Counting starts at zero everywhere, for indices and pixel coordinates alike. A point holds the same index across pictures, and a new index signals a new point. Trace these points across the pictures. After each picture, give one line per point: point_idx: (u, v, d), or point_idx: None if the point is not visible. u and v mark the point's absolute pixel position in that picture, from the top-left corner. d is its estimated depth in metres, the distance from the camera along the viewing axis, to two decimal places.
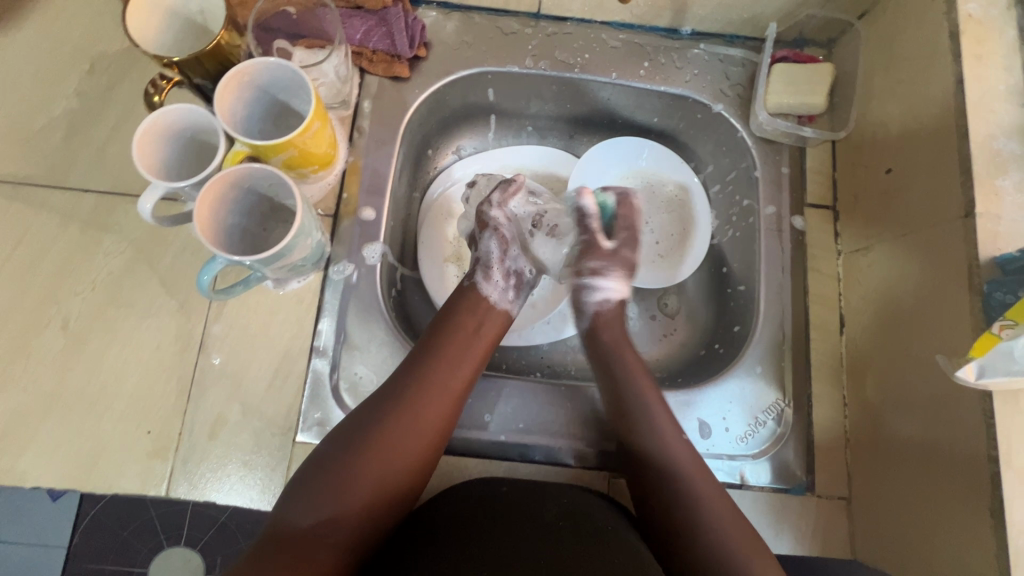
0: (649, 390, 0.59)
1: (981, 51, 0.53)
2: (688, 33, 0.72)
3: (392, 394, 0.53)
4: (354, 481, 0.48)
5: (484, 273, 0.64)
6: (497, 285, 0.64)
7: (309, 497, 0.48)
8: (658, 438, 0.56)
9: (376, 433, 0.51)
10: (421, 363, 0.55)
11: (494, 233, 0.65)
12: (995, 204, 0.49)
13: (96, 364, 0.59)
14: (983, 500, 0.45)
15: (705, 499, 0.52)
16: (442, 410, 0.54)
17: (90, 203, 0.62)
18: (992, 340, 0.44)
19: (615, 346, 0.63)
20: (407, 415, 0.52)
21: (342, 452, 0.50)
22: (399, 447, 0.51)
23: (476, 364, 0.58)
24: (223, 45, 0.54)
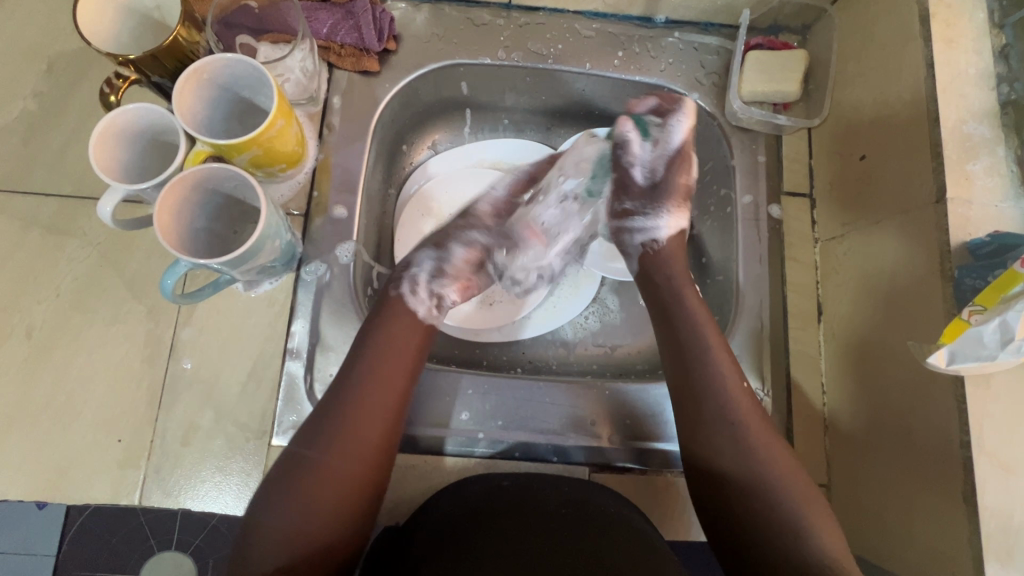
0: (728, 369, 0.55)
1: (952, 35, 0.52)
2: (662, 21, 0.71)
3: (336, 394, 0.52)
4: (308, 488, 0.48)
5: (411, 287, 0.61)
6: (422, 301, 0.60)
7: (275, 508, 0.47)
8: (726, 413, 0.53)
9: (324, 435, 0.49)
10: (358, 361, 0.54)
11: (435, 256, 0.64)
12: (966, 188, 0.49)
13: (62, 372, 0.57)
14: (956, 485, 0.46)
15: (774, 474, 0.50)
16: (380, 411, 0.52)
17: (52, 208, 0.60)
18: (963, 326, 0.45)
19: (684, 304, 0.60)
20: (339, 419, 0.50)
21: (299, 454, 0.49)
22: (340, 451, 0.49)
23: (414, 360, 0.56)
24: (181, 40, 0.52)
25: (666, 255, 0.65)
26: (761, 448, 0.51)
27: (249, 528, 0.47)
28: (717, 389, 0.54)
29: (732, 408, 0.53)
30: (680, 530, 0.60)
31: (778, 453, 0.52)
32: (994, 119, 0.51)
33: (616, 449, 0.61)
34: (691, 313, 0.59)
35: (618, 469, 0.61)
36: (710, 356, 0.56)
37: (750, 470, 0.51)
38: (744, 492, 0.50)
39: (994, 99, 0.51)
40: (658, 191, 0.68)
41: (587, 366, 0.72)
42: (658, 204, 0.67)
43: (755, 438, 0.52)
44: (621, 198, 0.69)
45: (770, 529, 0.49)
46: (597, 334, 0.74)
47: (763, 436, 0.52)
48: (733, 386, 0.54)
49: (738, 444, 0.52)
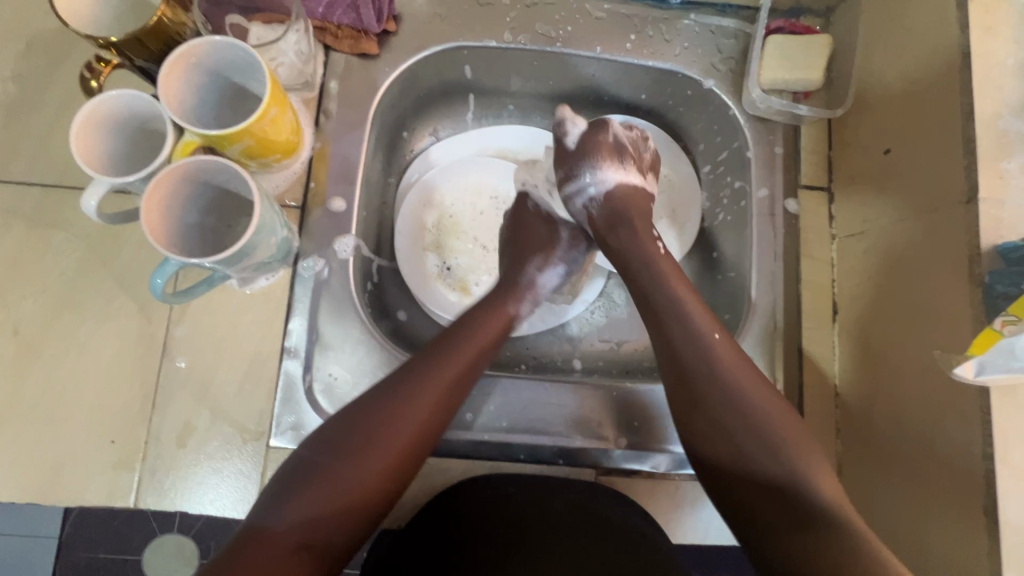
0: (706, 329, 0.53)
1: (990, 22, 0.49)
2: (677, 2, 0.67)
3: (392, 392, 0.49)
4: (339, 484, 0.45)
5: (519, 298, 0.62)
6: (524, 312, 0.62)
7: (292, 499, 0.44)
8: (712, 372, 0.50)
9: (370, 435, 0.47)
10: (426, 364, 0.52)
11: (539, 267, 0.64)
12: (1000, 188, 0.46)
13: (52, 371, 0.55)
14: (977, 498, 0.44)
15: (771, 425, 0.48)
16: (430, 418, 0.50)
17: (36, 199, 0.58)
18: (994, 337, 0.43)
19: (657, 267, 0.57)
20: (391, 418, 0.48)
21: (330, 451, 0.46)
22: (379, 450, 0.47)
23: (477, 374, 0.54)
24: (166, 21, 0.49)
25: (619, 213, 0.61)
26: (749, 394, 0.49)
27: (261, 513, 0.43)
28: (696, 344, 0.52)
29: (711, 358, 0.51)
30: (682, 531, 0.60)
31: (767, 411, 0.49)
32: None
33: (624, 452, 0.59)
34: (660, 272, 0.56)
35: (626, 471, 0.60)
36: (687, 314, 0.53)
37: (753, 435, 0.48)
38: (731, 452, 0.48)
39: None
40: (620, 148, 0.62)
41: (592, 364, 0.70)
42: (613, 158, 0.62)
43: (741, 393, 0.49)
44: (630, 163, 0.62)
45: (779, 493, 0.46)
46: (603, 329, 0.72)
47: (750, 387, 0.50)
48: (711, 339, 0.52)
49: (727, 396, 0.49)
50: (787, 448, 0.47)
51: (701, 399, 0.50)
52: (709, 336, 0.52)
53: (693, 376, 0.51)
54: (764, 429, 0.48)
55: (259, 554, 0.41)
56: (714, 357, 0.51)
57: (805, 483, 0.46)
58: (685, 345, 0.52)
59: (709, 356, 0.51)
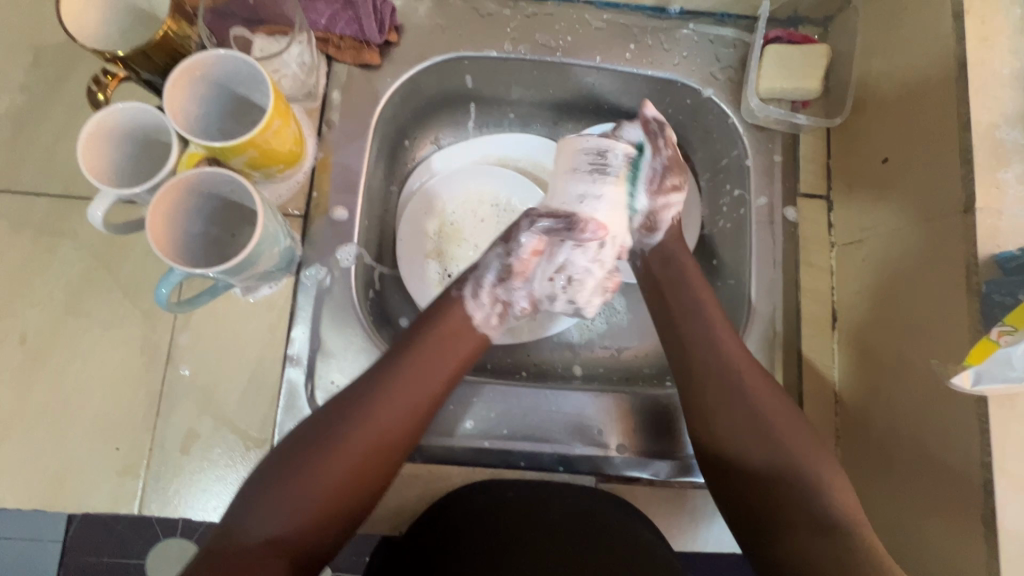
0: (729, 345, 0.55)
1: (986, 33, 0.50)
2: (676, 12, 0.67)
3: (362, 394, 0.50)
4: (307, 486, 0.46)
5: (474, 289, 0.57)
6: (483, 306, 0.57)
7: (264, 499, 0.46)
8: (726, 375, 0.53)
9: (333, 437, 0.48)
10: (398, 363, 0.52)
11: (504, 252, 0.57)
12: (996, 197, 0.47)
13: (59, 378, 0.56)
14: (975, 507, 0.44)
15: (779, 436, 0.50)
16: (392, 418, 0.50)
17: (42, 208, 0.58)
18: (991, 346, 0.43)
19: (684, 277, 0.59)
20: (355, 419, 0.49)
21: (300, 452, 0.47)
22: (343, 452, 0.48)
23: (450, 372, 0.54)
24: (171, 35, 0.50)
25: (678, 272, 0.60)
26: (761, 401, 0.52)
27: (235, 517, 0.45)
28: (717, 357, 0.54)
29: (728, 367, 0.54)
30: (684, 538, 0.59)
31: (778, 418, 0.51)
32: None
33: (623, 459, 0.59)
34: (688, 284, 0.59)
35: (626, 479, 0.60)
36: (707, 325, 0.56)
37: (767, 438, 0.50)
38: (742, 461, 0.51)
39: None
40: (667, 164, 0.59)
41: (593, 371, 0.71)
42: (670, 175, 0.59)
43: (756, 399, 0.52)
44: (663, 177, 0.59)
45: (785, 497, 0.49)
46: (604, 336, 0.72)
47: (767, 405, 0.52)
48: (732, 351, 0.54)
49: (739, 399, 0.52)
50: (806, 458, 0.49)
51: (715, 402, 0.53)
52: (727, 343, 0.55)
53: (711, 379, 0.53)
54: (775, 433, 0.51)
55: (230, 556, 0.43)
56: (730, 364, 0.54)
57: (819, 492, 0.48)
58: (702, 348, 0.55)
59: (728, 363, 0.54)
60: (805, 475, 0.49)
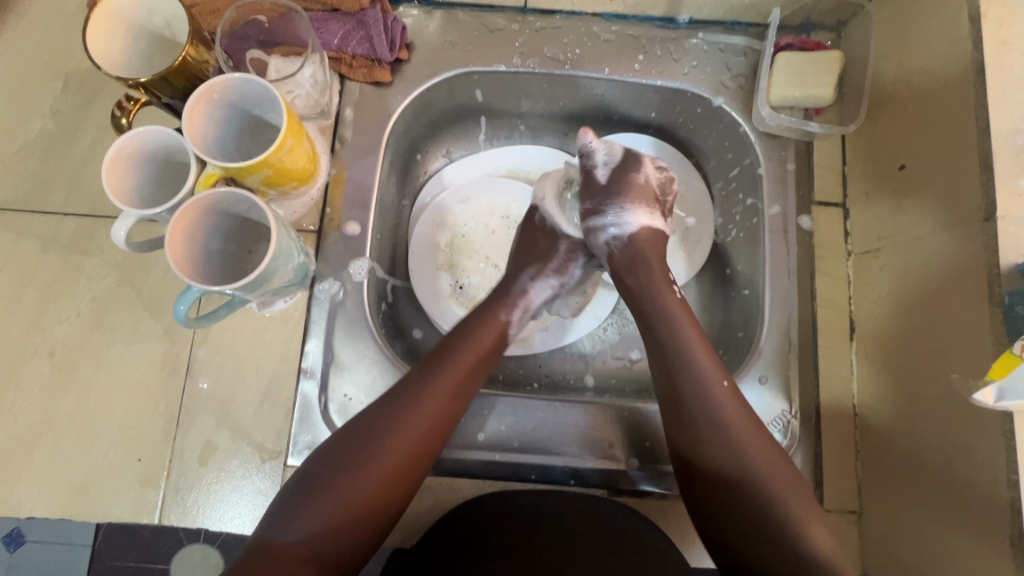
0: (712, 382, 0.52)
1: (1005, 36, 0.48)
2: (685, 22, 0.67)
3: (396, 405, 0.51)
4: (342, 496, 0.46)
5: (520, 315, 0.60)
6: (517, 320, 0.60)
7: (300, 513, 0.46)
8: (705, 402, 0.51)
9: (367, 449, 0.48)
10: (430, 374, 0.53)
11: (558, 283, 0.63)
12: (1019, 205, 0.45)
13: (85, 392, 0.58)
14: (1002, 527, 0.43)
15: (759, 469, 0.48)
16: (428, 427, 0.51)
17: (71, 227, 0.61)
18: (1013, 361, 0.41)
19: (665, 308, 0.56)
20: (391, 430, 0.49)
21: (335, 466, 0.48)
22: (378, 462, 0.48)
23: (479, 380, 0.55)
24: (190, 60, 0.52)
25: (639, 255, 0.59)
26: (737, 427, 0.50)
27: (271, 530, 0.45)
28: (704, 394, 0.51)
29: (710, 400, 0.51)
30: (700, 554, 0.58)
31: (759, 453, 0.49)
32: None
33: (637, 472, 0.59)
34: (668, 308, 0.56)
35: (640, 492, 0.59)
36: (693, 358, 0.53)
37: (740, 465, 0.48)
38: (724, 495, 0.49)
39: None
40: (605, 188, 0.60)
41: (605, 382, 0.70)
42: (608, 201, 0.59)
43: (732, 427, 0.50)
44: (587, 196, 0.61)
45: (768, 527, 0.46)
46: (616, 347, 0.72)
47: (750, 443, 0.49)
48: (718, 395, 0.51)
49: (717, 429, 0.50)
50: (781, 495, 0.47)
51: (692, 424, 0.51)
52: (710, 372, 0.52)
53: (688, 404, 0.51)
54: (754, 466, 0.48)
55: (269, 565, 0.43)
56: (710, 391, 0.51)
57: (800, 531, 0.46)
58: (684, 374, 0.53)
59: (708, 390, 0.52)
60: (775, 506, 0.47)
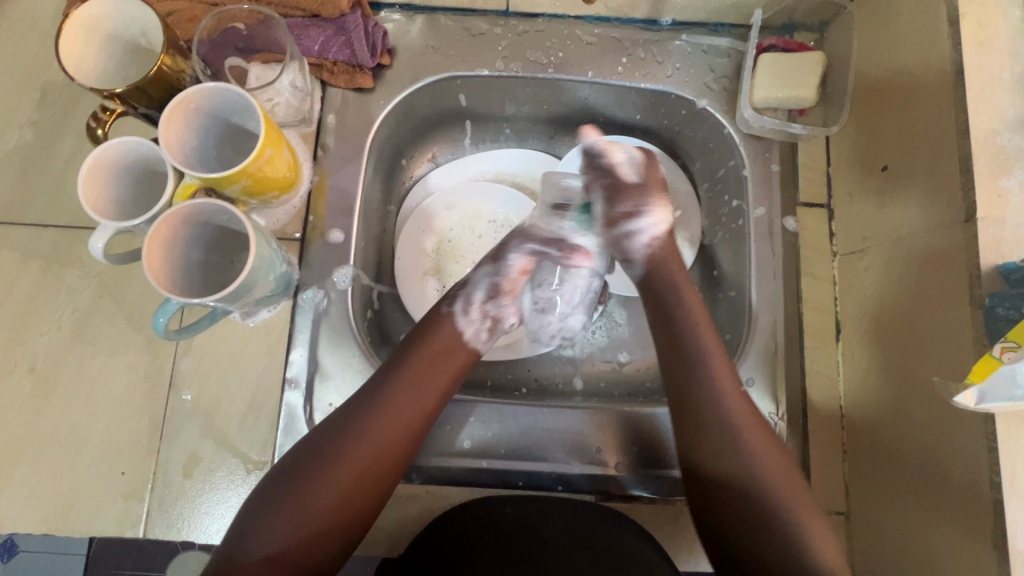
0: (731, 390, 0.51)
1: (983, 36, 0.48)
2: (668, 23, 0.67)
3: (357, 414, 0.50)
4: (303, 507, 0.46)
5: (464, 305, 0.58)
6: (473, 321, 0.58)
7: (257, 531, 0.45)
8: (714, 402, 0.51)
9: (329, 461, 0.47)
10: (388, 384, 0.51)
11: (493, 270, 0.60)
12: (999, 206, 0.45)
13: (67, 406, 0.57)
14: (985, 528, 0.43)
15: (768, 479, 0.48)
16: (390, 438, 0.49)
17: (51, 239, 0.60)
18: (993, 364, 0.42)
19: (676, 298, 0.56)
20: (352, 440, 0.48)
21: (291, 481, 0.47)
22: (340, 473, 0.47)
23: (444, 387, 0.54)
24: (166, 70, 0.51)
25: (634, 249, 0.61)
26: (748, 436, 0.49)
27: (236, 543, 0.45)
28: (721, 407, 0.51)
29: (725, 405, 0.51)
30: (689, 557, 0.58)
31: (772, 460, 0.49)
32: None
33: (625, 477, 0.59)
34: (682, 306, 0.56)
35: (628, 497, 0.59)
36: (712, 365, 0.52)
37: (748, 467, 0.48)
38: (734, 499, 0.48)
39: None
40: (628, 189, 0.59)
41: (594, 385, 0.70)
42: (641, 202, 0.59)
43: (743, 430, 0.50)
44: (616, 201, 0.59)
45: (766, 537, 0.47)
46: (604, 350, 0.72)
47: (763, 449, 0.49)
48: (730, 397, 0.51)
49: (726, 429, 0.50)
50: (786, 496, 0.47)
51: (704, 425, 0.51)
52: (723, 373, 0.52)
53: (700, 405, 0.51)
54: (765, 474, 0.48)
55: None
56: (719, 390, 0.51)
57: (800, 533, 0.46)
58: (698, 377, 0.52)
59: (717, 389, 0.52)
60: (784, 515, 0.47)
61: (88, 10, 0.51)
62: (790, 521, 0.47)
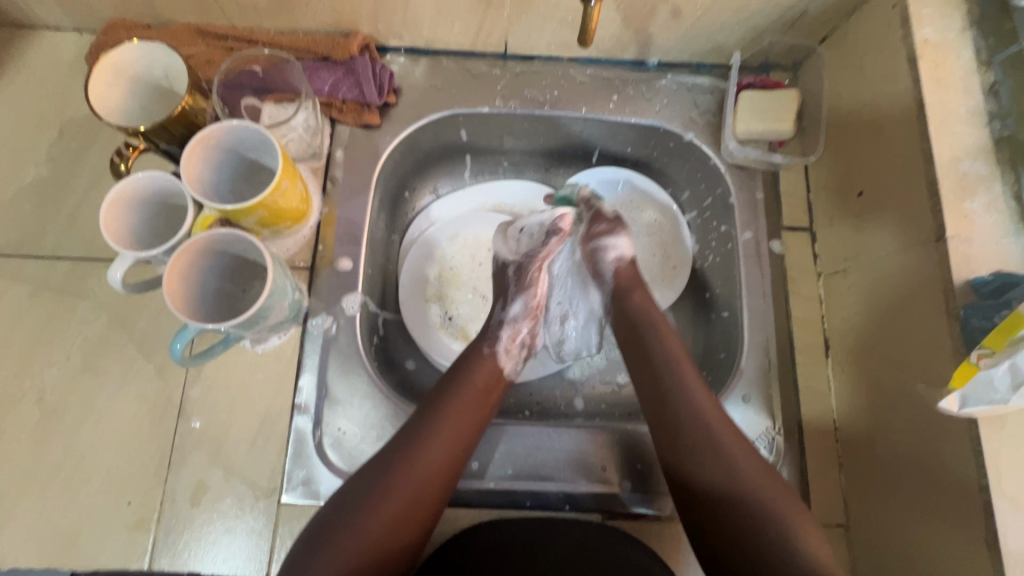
0: (707, 404, 0.55)
1: (940, 75, 0.53)
2: (654, 64, 0.72)
3: (402, 446, 0.52)
4: (354, 538, 0.47)
5: (505, 345, 0.62)
6: (511, 356, 0.62)
7: (314, 559, 0.46)
8: (697, 414, 0.54)
9: (379, 492, 0.49)
10: (431, 418, 0.54)
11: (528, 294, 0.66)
12: (967, 226, 0.49)
13: (74, 436, 0.58)
14: (978, 529, 0.45)
15: (760, 494, 0.49)
16: (437, 463, 0.52)
17: (63, 271, 0.62)
18: (972, 370, 0.45)
19: (652, 332, 0.60)
20: (401, 471, 0.51)
21: (344, 512, 0.49)
22: (389, 504, 0.49)
23: (482, 418, 0.56)
24: (189, 109, 0.54)
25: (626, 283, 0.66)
26: (719, 437, 0.52)
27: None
28: (722, 464, 0.51)
29: (704, 418, 0.54)
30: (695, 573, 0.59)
31: (745, 463, 0.51)
32: (988, 156, 0.51)
33: (630, 495, 0.60)
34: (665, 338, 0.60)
35: (633, 515, 0.60)
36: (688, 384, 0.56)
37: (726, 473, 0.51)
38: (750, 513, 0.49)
39: (986, 136, 0.52)
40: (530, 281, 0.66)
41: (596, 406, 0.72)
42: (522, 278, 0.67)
43: (719, 438, 0.53)
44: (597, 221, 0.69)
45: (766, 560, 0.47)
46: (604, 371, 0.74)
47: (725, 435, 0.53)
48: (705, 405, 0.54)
49: (710, 443, 0.52)
50: (770, 497, 0.49)
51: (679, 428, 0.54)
52: (696, 386, 0.56)
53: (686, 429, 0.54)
54: (768, 495, 0.49)
55: None
56: (698, 411, 0.54)
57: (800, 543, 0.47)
58: (678, 396, 0.55)
59: (696, 410, 0.54)
60: (779, 534, 0.47)
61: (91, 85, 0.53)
62: (783, 523, 0.48)
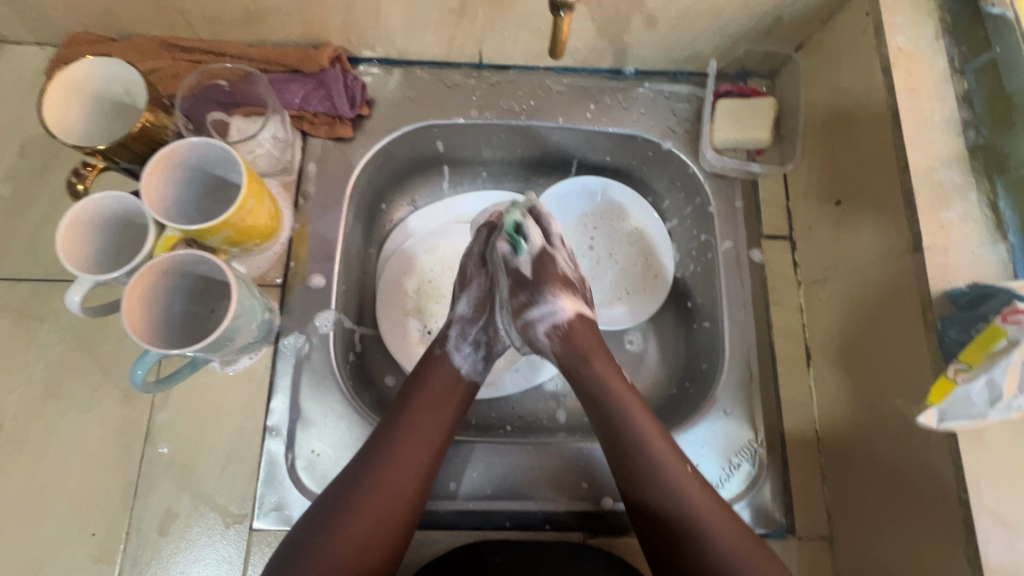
0: (649, 431, 0.53)
1: (914, 84, 0.53)
2: (632, 72, 0.71)
3: (366, 462, 0.51)
4: (323, 563, 0.46)
5: (456, 342, 0.60)
6: (466, 355, 0.60)
7: None
8: (641, 443, 0.52)
9: (347, 511, 0.48)
10: (394, 430, 0.53)
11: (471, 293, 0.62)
12: (943, 235, 0.49)
13: (36, 465, 0.56)
14: (958, 544, 0.44)
15: (709, 526, 0.49)
16: (402, 477, 0.50)
17: (24, 293, 0.60)
18: (948, 385, 0.44)
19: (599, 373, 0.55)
20: (365, 487, 0.49)
21: (313, 534, 0.47)
22: (355, 523, 0.48)
23: (449, 423, 0.55)
24: (150, 125, 0.52)
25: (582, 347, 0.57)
26: (662, 461, 0.52)
27: None
28: (670, 490, 0.51)
29: (648, 448, 0.52)
30: None
31: (685, 485, 0.51)
32: (964, 165, 0.51)
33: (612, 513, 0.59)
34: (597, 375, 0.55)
35: (616, 532, 0.59)
36: (650, 445, 0.52)
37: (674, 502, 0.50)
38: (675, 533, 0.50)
39: (962, 145, 0.51)
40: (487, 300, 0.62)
41: (578, 420, 0.70)
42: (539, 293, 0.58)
43: (669, 471, 0.51)
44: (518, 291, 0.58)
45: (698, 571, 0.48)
46: None
47: (694, 493, 0.51)
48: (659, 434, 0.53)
49: (669, 487, 0.51)
50: (711, 521, 0.50)
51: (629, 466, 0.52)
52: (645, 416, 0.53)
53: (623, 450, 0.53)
54: (699, 520, 0.50)
55: None
56: (645, 437, 0.52)
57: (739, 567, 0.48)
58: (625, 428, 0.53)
59: (642, 434, 0.53)
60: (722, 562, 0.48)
61: (49, 116, 0.52)
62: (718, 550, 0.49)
